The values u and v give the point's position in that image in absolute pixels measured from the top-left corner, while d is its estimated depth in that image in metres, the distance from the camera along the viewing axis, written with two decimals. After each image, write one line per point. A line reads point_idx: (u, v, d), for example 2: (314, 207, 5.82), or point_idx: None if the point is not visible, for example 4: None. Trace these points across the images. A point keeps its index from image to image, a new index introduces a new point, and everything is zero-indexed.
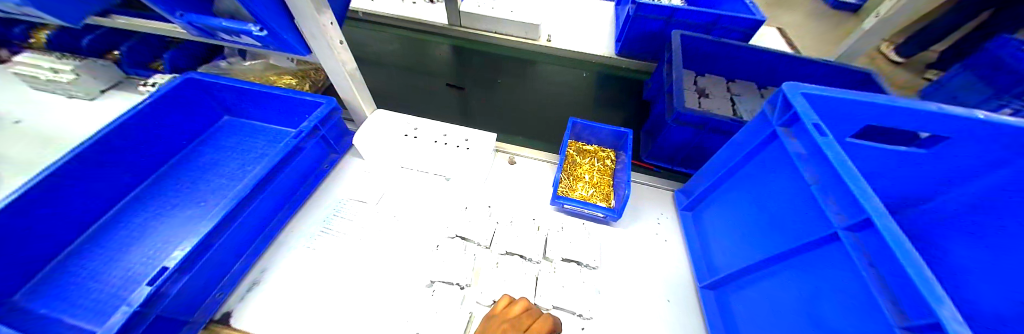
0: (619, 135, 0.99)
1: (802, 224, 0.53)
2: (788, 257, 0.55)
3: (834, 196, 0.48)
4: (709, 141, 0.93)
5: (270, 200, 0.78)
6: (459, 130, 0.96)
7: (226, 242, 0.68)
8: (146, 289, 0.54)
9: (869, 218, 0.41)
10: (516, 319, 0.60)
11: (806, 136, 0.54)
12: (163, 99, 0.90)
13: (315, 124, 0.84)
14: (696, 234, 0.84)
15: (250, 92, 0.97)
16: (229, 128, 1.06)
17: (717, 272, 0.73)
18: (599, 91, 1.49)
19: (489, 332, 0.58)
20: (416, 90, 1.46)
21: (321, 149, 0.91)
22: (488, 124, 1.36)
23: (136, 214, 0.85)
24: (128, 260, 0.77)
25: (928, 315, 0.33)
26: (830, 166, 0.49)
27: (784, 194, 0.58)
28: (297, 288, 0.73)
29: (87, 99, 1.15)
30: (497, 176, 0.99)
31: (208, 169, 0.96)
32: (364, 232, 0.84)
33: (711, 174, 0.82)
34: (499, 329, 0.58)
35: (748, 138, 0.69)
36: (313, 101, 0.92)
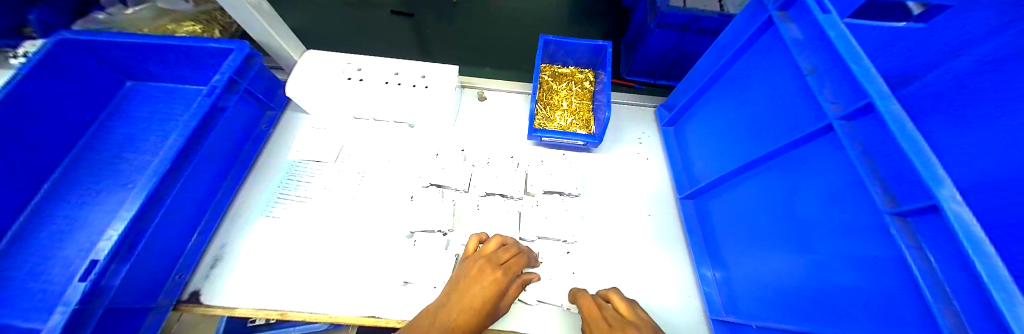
0: (596, 51, 0.88)
1: (791, 120, 0.49)
2: (772, 157, 0.53)
3: (832, 82, 0.43)
4: (693, 44, 0.84)
5: (204, 172, 0.67)
6: (413, 66, 0.82)
7: (165, 224, 0.60)
8: (79, 285, 0.47)
9: (870, 102, 0.37)
10: (494, 254, 0.60)
11: (807, 17, 0.46)
12: (43, 65, 0.69)
13: (230, 75, 0.68)
14: (677, 148, 0.82)
15: (146, 46, 0.77)
16: (141, 95, 0.88)
17: (697, 183, 0.73)
18: (572, 2, 1.30)
19: (468, 270, 0.58)
20: (360, 24, 1.24)
21: (251, 107, 0.77)
22: (451, 57, 1.19)
23: (56, 208, 0.72)
24: (66, 258, 0.68)
25: (922, 196, 0.31)
26: (831, 48, 0.42)
27: (773, 89, 0.53)
28: (267, 258, 0.68)
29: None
30: (466, 114, 0.89)
31: (127, 146, 0.82)
32: (328, 192, 0.77)
33: (694, 81, 0.75)
34: (478, 266, 0.57)
35: (738, 31, 0.61)
36: (221, 47, 0.74)
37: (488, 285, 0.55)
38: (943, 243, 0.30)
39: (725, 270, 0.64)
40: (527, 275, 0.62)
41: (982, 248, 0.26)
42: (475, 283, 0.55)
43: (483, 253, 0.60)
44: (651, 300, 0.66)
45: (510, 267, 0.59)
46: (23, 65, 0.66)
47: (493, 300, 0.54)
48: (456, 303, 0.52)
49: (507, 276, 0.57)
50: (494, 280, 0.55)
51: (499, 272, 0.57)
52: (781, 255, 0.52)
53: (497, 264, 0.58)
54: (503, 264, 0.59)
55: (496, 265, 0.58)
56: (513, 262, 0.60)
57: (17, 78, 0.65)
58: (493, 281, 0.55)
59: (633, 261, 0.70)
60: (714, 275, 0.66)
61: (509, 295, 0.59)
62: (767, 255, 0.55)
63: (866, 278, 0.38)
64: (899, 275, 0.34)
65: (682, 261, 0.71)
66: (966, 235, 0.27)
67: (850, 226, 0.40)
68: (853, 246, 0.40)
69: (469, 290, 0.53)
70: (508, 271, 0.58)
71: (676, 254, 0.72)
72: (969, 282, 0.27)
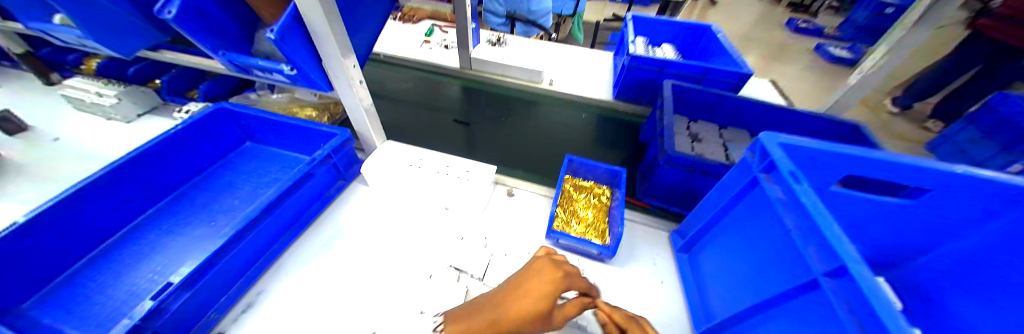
0: (614, 174, 1.03)
1: (784, 269, 0.54)
2: (771, 304, 0.55)
3: (812, 240, 0.49)
4: (699, 183, 0.95)
5: (276, 222, 0.82)
6: (460, 162, 1.02)
7: (230, 261, 0.71)
8: (148, 303, 0.57)
9: (844, 264, 0.43)
10: (561, 262, 0.67)
11: (785, 182, 0.57)
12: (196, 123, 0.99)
13: (327, 153, 0.90)
14: (692, 276, 0.83)
15: (274, 121, 1.05)
16: (248, 153, 1.14)
17: (712, 318, 0.71)
18: (597, 131, 1.56)
19: (540, 267, 0.66)
20: (424, 124, 1.56)
21: (330, 176, 0.96)
22: (489, 158, 1.42)
23: (150, 232, 0.89)
24: (135, 274, 0.80)
25: None
26: (806, 212, 0.51)
27: (765, 236, 0.60)
28: (291, 310, 0.74)
29: (124, 122, 1.26)
30: (494, 208, 1.02)
31: (222, 192, 1.01)
32: (361, 258, 0.85)
33: (701, 216, 0.83)
34: (550, 265, 0.66)
35: (733, 183, 0.72)
36: (328, 131, 1.00)
37: (548, 283, 0.63)
38: None
39: None
40: (582, 299, 0.67)
41: None
42: (540, 285, 0.63)
43: (556, 260, 0.68)
44: None
45: (571, 275, 0.65)
46: (185, 122, 0.95)
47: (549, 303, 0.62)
48: (519, 290, 0.64)
49: (565, 283, 0.63)
50: (554, 282, 0.63)
51: (562, 278, 0.63)
52: None
53: (561, 269, 0.65)
54: (566, 272, 0.65)
55: (561, 274, 0.64)
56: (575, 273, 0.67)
57: (176, 129, 0.94)
58: (554, 277, 0.64)
59: None
60: None
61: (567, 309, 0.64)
62: None
63: None
64: None
65: None
66: None
67: None
68: None
69: (532, 282, 0.64)
70: (569, 277, 0.64)
71: None
72: None
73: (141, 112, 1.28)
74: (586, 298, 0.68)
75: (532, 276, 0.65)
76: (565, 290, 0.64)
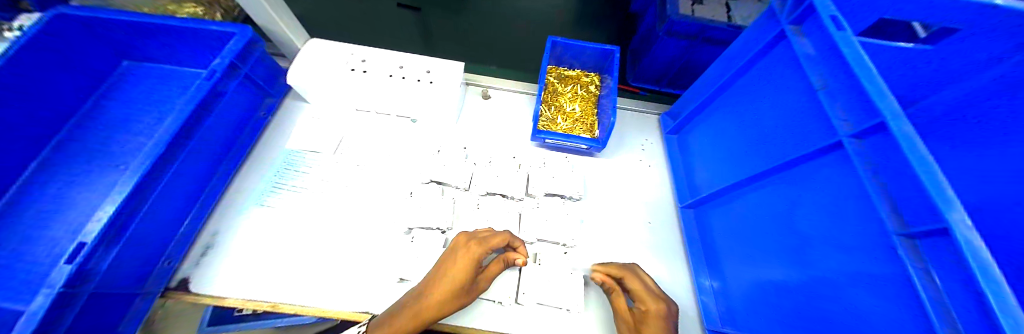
0: (604, 55, 0.87)
1: (798, 136, 0.48)
2: (776, 171, 0.53)
3: (843, 99, 0.42)
4: (699, 54, 0.84)
5: (198, 158, 0.65)
6: (418, 60, 0.82)
7: (156, 208, 0.58)
8: (65, 268, 0.45)
9: (883, 121, 0.36)
10: (476, 234, 0.61)
11: (821, 33, 0.45)
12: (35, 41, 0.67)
13: (231, 60, 0.66)
14: (680, 156, 0.81)
15: (151, 26, 0.74)
16: (137, 76, 0.85)
17: (698, 193, 0.72)
18: (579, 5, 1.29)
19: (456, 245, 0.59)
20: (361, 15, 1.22)
21: (250, 93, 0.75)
22: (453, 53, 1.18)
23: (45, 187, 0.69)
24: (52, 239, 0.65)
25: (932, 219, 0.31)
26: (844, 65, 0.41)
27: (781, 102, 0.52)
28: (260, 248, 0.66)
29: None
30: (469, 112, 0.88)
31: (117, 129, 0.78)
32: (326, 184, 0.74)
33: (700, 91, 0.75)
34: (465, 243, 0.58)
35: (747, 45, 0.60)
36: (221, 31, 0.71)
37: (462, 261, 0.55)
38: (951, 267, 0.30)
39: (722, 277, 0.64)
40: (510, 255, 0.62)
41: (993, 276, 0.26)
42: (456, 258, 0.56)
43: (471, 233, 0.61)
44: None
45: (487, 245, 0.58)
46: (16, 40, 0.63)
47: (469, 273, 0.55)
48: (436, 275, 0.55)
49: (484, 250, 0.57)
50: (469, 254, 0.56)
51: (477, 246, 0.57)
52: (776, 269, 0.53)
53: (475, 240, 0.59)
54: (483, 240, 0.59)
55: (477, 242, 0.58)
56: (495, 237, 0.60)
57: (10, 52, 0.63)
58: (468, 254, 0.56)
59: None
60: (712, 285, 0.66)
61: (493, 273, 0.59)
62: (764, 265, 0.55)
63: (873, 296, 0.38)
64: (902, 295, 0.34)
65: (678, 266, 0.71)
66: (978, 266, 0.27)
67: (862, 246, 0.39)
68: (858, 264, 0.40)
69: (448, 262, 0.56)
70: (484, 247, 0.57)
71: (675, 262, 0.71)
72: (974, 308, 0.27)
73: None
74: (515, 257, 0.62)
75: (448, 258, 0.57)
76: (484, 258, 0.57)
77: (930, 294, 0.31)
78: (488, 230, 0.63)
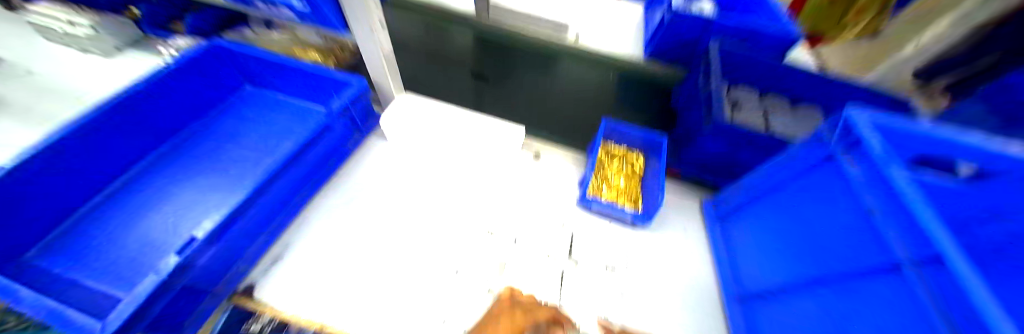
0: (651, 140, 0.97)
1: (854, 249, 0.51)
2: (829, 281, 0.53)
3: (896, 225, 0.45)
4: (742, 153, 0.91)
5: (295, 177, 0.75)
6: (488, 122, 0.93)
7: (253, 213, 0.66)
8: (174, 258, 0.51)
9: (938, 254, 0.38)
10: (521, 303, 0.62)
11: (868, 161, 0.51)
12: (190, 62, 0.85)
13: (347, 103, 0.81)
14: (724, 247, 0.82)
15: (281, 66, 0.93)
16: (247, 98, 1.02)
17: (747, 287, 0.71)
18: (622, 92, 1.46)
19: (500, 312, 0.60)
20: (435, 74, 1.43)
21: (346, 128, 0.88)
22: (507, 114, 1.33)
23: (153, 180, 0.81)
24: (145, 228, 0.72)
25: None
26: (894, 197, 0.45)
27: (834, 215, 0.56)
28: (318, 266, 0.71)
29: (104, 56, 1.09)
30: (522, 170, 0.97)
31: (225, 141, 0.92)
32: (388, 217, 0.81)
33: (747, 189, 0.79)
34: (508, 310, 0.60)
35: (796, 157, 0.67)
36: (342, 80, 0.88)
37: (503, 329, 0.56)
38: None
39: None
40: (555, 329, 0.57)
41: None
42: (497, 321, 0.58)
43: (514, 300, 0.63)
44: None
45: (532, 316, 0.58)
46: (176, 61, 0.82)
47: None
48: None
49: (524, 322, 0.57)
50: (509, 322, 0.57)
51: (517, 316, 0.58)
52: None
53: (517, 310, 0.60)
54: (524, 311, 0.60)
55: (516, 310, 0.59)
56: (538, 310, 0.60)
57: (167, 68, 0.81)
58: (508, 323, 0.57)
59: None
60: None
61: None
62: None
63: None
64: None
65: None
66: None
67: None
68: None
69: (489, 325, 0.58)
70: (528, 318, 0.57)
71: None
72: None
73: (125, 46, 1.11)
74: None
75: (491, 322, 0.58)
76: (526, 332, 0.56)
77: None
78: (534, 300, 0.63)
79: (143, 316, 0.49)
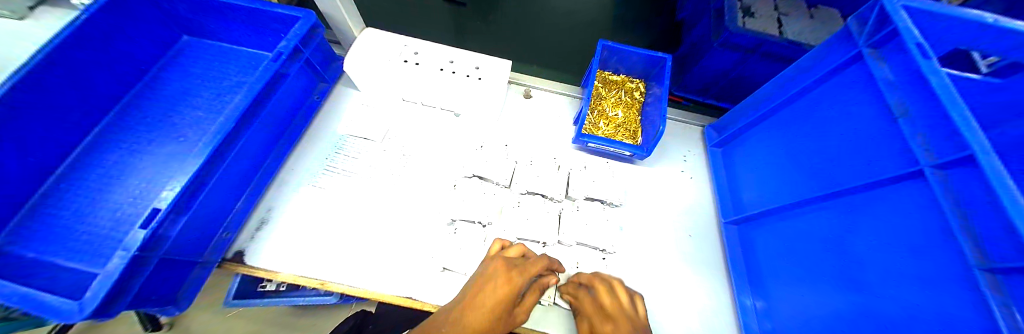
0: (652, 63, 0.87)
1: (869, 160, 0.47)
2: (839, 195, 0.51)
3: (926, 127, 0.41)
4: (752, 67, 0.83)
5: (259, 137, 0.67)
6: (468, 56, 0.83)
7: (220, 178, 0.60)
8: (140, 232, 0.47)
9: (971, 153, 0.34)
10: (514, 259, 0.56)
11: (905, 59, 0.44)
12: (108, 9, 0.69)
13: (296, 44, 0.69)
14: (725, 172, 0.80)
15: (215, 4, 0.77)
16: (192, 51, 0.88)
17: (744, 210, 0.71)
18: (619, 10, 1.28)
19: (492, 271, 0.53)
20: (403, 5, 1.23)
21: (307, 77, 0.78)
22: (491, 48, 1.18)
23: (109, 152, 0.73)
24: (116, 203, 0.67)
25: (1018, 254, 0.30)
26: (931, 94, 0.40)
27: (852, 125, 0.51)
28: (306, 225, 0.68)
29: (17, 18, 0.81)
30: (511, 110, 0.89)
31: (178, 102, 0.81)
32: (372, 170, 0.76)
33: (752, 108, 0.74)
34: (504, 270, 0.53)
35: (814, 63, 0.59)
36: (286, 15, 0.74)
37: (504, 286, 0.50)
38: None
39: (768, 298, 0.62)
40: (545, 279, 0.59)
41: None
42: (493, 281, 0.51)
43: (505, 256, 0.57)
44: (690, 317, 0.65)
45: (528, 273, 0.54)
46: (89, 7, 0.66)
47: (511, 300, 0.49)
48: (470, 300, 0.48)
49: (524, 279, 0.52)
50: (508, 281, 0.51)
51: (514, 272, 0.52)
52: (827, 294, 0.51)
53: (513, 266, 0.54)
54: (521, 266, 0.54)
55: (514, 266, 0.53)
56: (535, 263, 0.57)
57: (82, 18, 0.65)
58: (508, 282, 0.51)
59: (666, 280, 0.68)
60: (756, 306, 0.64)
61: (530, 301, 0.55)
62: (812, 292, 0.54)
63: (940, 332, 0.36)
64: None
65: (719, 286, 0.69)
66: None
67: (922, 278, 0.39)
68: (923, 299, 0.39)
69: (484, 289, 0.50)
70: (526, 275, 0.53)
71: (711, 276, 0.70)
72: None
73: (37, 3, 0.83)
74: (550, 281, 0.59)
75: (484, 285, 0.50)
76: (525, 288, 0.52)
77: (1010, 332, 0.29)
78: (525, 253, 0.60)
79: (125, 290, 0.48)
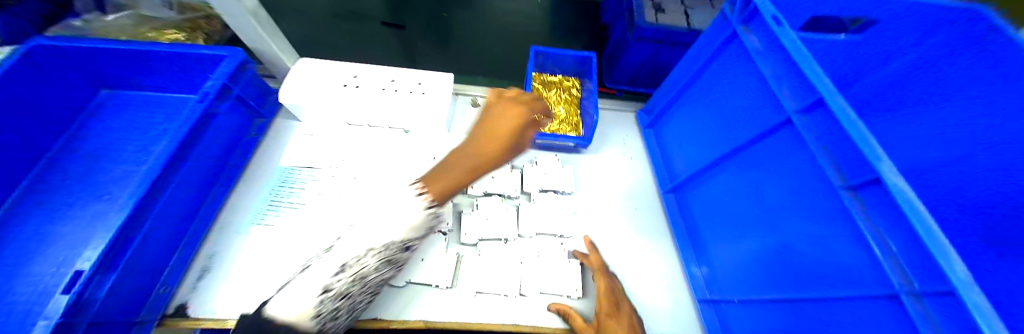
0: (582, 61, 0.95)
1: (756, 117, 0.55)
2: (741, 151, 0.59)
3: (788, 83, 0.49)
4: (668, 55, 0.93)
5: (192, 180, 0.65)
6: (408, 73, 0.85)
7: (150, 229, 0.56)
8: (63, 297, 0.44)
9: (821, 97, 0.43)
10: (517, 97, 0.73)
11: (765, 29, 0.54)
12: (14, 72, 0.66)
13: (224, 82, 0.68)
14: (658, 148, 0.88)
15: (132, 52, 0.73)
16: (115, 104, 0.82)
17: (677, 177, 0.78)
18: (553, 18, 1.38)
19: (500, 106, 0.72)
20: (343, 35, 1.24)
21: (242, 115, 0.76)
22: (434, 65, 1.21)
23: (23, 223, 0.65)
24: (38, 278, 0.60)
25: (868, 173, 0.37)
26: (786, 55, 0.49)
27: (739, 91, 0.60)
28: (260, 266, 0.65)
29: None
30: (460, 119, 0.92)
31: (104, 160, 0.75)
32: (324, 198, 0.75)
33: (669, 89, 0.83)
34: (504, 102, 0.72)
35: (707, 42, 0.68)
36: (212, 55, 0.73)
37: (516, 115, 0.70)
38: (885, 208, 0.35)
39: (709, 264, 0.68)
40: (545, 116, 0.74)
41: (921, 213, 0.32)
42: (505, 115, 0.71)
43: (512, 97, 0.73)
44: (647, 283, 0.70)
45: (533, 106, 0.73)
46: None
47: (519, 119, 0.70)
48: (483, 120, 0.71)
49: (535, 110, 0.72)
50: (518, 106, 0.72)
51: (530, 107, 0.72)
52: (750, 239, 0.58)
53: (522, 103, 0.73)
54: (530, 104, 0.73)
55: (524, 102, 0.73)
56: (534, 104, 0.74)
57: None
58: (517, 111, 0.71)
59: (621, 255, 0.73)
60: (702, 274, 0.69)
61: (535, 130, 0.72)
62: (739, 241, 0.60)
63: (830, 249, 0.43)
64: (858, 252, 0.39)
65: (669, 252, 0.75)
66: (906, 205, 0.32)
67: (808, 207, 0.46)
68: (815, 224, 0.45)
69: (492, 111, 0.71)
70: (532, 105, 0.73)
71: (662, 243, 0.76)
72: (904, 235, 0.33)
73: None
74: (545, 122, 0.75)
75: (491, 108, 0.72)
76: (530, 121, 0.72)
77: (875, 237, 0.36)
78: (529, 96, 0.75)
79: None
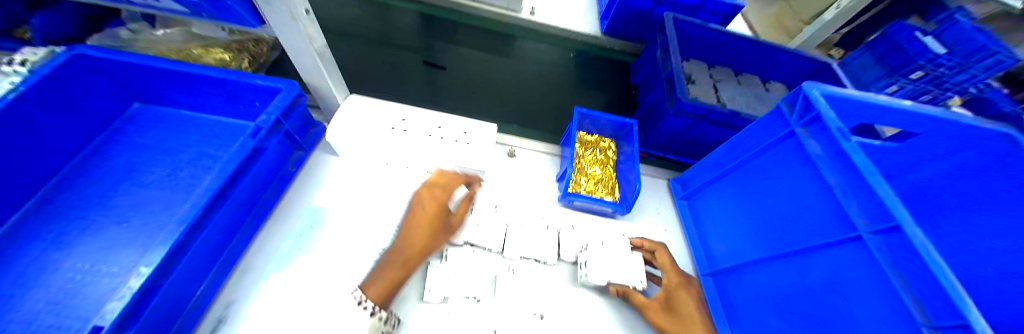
0: (620, 125, 0.97)
1: (819, 224, 0.56)
2: (801, 253, 0.58)
3: (857, 200, 0.50)
4: (703, 130, 0.96)
5: (225, 218, 0.61)
6: (455, 121, 0.86)
7: (175, 277, 0.51)
8: None
9: (897, 225, 0.42)
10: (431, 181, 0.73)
11: (827, 137, 0.55)
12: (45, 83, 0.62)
13: (276, 117, 0.66)
14: (693, 223, 0.88)
15: (184, 75, 0.72)
16: (145, 120, 0.80)
17: (719, 262, 0.77)
18: (581, 73, 1.44)
19: (420, 200, 0.70)
20: (380, 66, 1.26)
21: (284, 147, 0.75)
22: (464, 106, 1.23)
23: (27, 247, 0.60)
24: (24, 312, 0.53)
25: (954, 317, 0.36)
26: (854, 171, 0.50)
27: (798, 192, 0.61)
28: (277, 318, 0.60)
29: None
30: (497, 170, 0.91)
31: (125, 180, 0.71)
32: (353, 245, 0.71)
33: (710, 167, 0.84)
34: (426, 194, 0.71)
35: (758, 132, 0.70)
36: (266, 86, 0.72)
37: (431, 211, 0.69)
38: None
39: None
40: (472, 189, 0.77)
41: None
42: (421, 207, 0.69)
43: (431, 181, 0.73)
44: None
45: (446, 189, 0.72)
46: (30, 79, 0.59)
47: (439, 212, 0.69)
48: (415, 212, 0.69)
49: (444, 195, 0.71)
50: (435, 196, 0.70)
51: (438, 193, 0.71)
52: None
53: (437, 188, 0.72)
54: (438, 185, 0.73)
55: (432, 186, 0.72)
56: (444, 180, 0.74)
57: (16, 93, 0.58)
58: (433, 200, 0.70)
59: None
60: None
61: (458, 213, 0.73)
62: None
63: None
64: None
65: None
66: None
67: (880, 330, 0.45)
68: None
69: (415, 207, 0.69)
70: (445, 191, 0.72)
71: None
72: None
73: None
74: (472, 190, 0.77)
75: (416, 204, 0.70)
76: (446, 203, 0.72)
77: None
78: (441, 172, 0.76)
79: None
